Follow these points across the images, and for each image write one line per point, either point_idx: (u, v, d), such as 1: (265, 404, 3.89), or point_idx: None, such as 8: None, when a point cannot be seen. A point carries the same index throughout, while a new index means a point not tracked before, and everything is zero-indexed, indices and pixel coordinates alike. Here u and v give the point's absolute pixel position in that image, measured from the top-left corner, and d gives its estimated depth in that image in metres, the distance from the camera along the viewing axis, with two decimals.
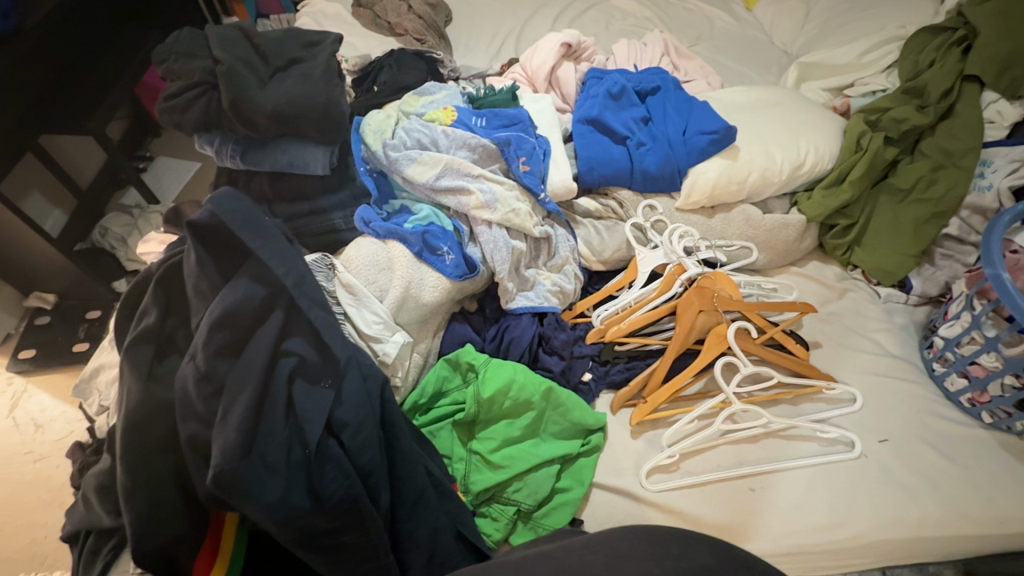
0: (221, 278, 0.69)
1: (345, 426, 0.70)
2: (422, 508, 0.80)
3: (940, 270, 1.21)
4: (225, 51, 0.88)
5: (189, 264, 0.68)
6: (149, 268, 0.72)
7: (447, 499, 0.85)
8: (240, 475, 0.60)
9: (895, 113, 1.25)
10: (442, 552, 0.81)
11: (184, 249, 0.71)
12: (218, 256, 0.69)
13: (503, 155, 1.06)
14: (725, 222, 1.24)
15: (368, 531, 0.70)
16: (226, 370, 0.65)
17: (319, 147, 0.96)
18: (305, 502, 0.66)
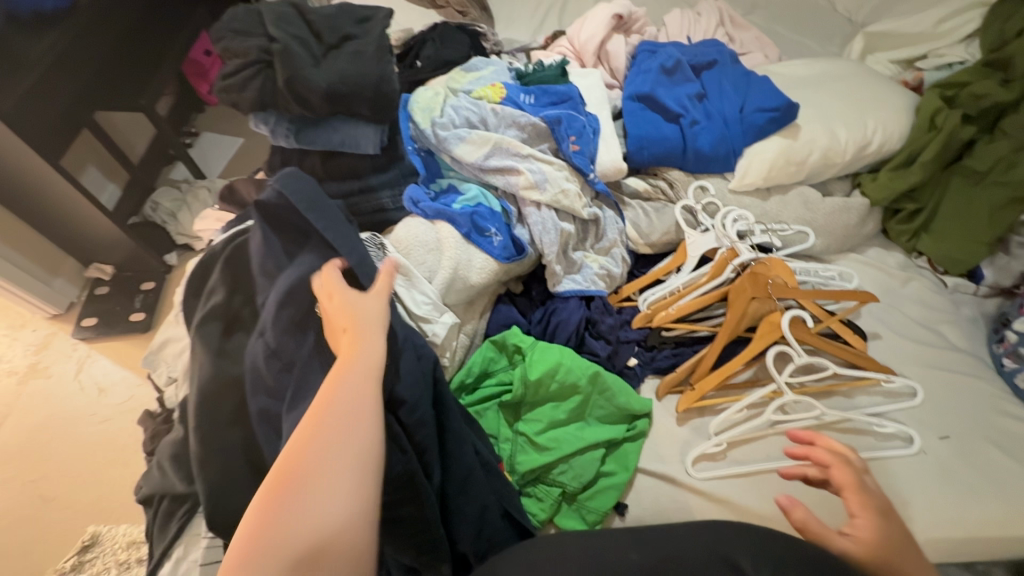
0: (284, 256, 0.72)
1: (406, 404, 0.73)
2: (473, 486, 0.82)
3: (1016, 260, 1.13)
4: (280, 29, 0.88)
5: (254, 245, 0.72)
6: (215, 246, 0.75)
7: (494, 479, 0.87)
8: None
9: (974, 88, 1.17)
10: (489, 528, 0.82)
11: (249, 230, 0.74)
12: (283, 235, 0.73)
13: (553, 134, 1.04)
14: (781, 205, 1.18)
15: (422, 506, 0.72)
16: (293, 348, 0.66)
17: (371, 126, 0.96)
18: None
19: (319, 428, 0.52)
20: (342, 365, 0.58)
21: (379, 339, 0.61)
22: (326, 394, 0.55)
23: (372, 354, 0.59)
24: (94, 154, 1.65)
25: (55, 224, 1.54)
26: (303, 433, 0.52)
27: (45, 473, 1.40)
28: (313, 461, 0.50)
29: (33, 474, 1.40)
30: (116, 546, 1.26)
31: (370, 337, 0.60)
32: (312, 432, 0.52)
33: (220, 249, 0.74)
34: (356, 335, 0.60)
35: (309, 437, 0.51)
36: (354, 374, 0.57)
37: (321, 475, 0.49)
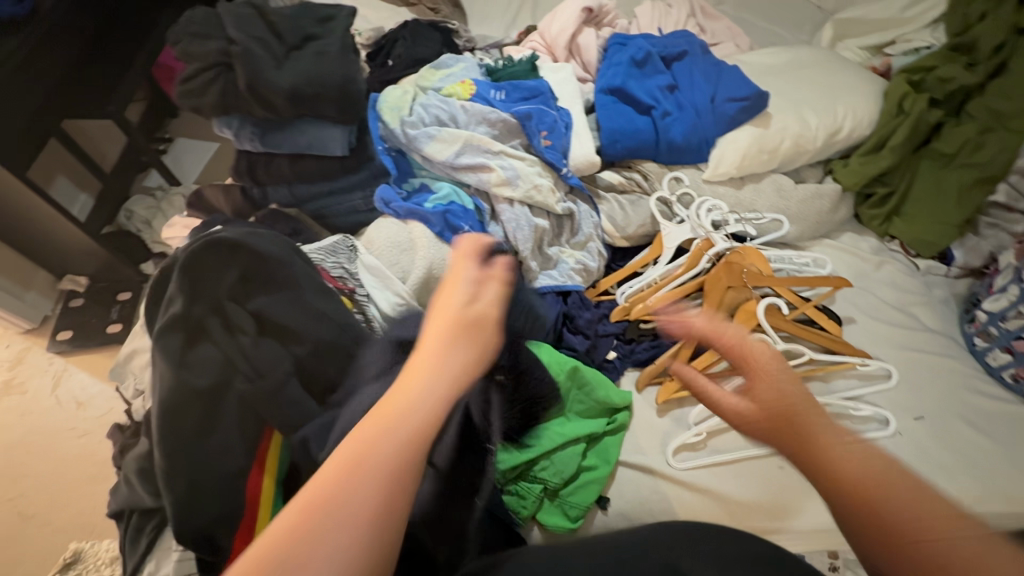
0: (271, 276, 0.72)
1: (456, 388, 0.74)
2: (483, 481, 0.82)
3: (984, 241, 1.16)
4: (240, 31, 0.86)
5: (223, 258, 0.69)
6: (177, 252, 0.71)
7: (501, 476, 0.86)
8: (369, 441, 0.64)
9: (941, 71, 1.20)
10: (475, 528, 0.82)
11: (212, 237, 0.69)
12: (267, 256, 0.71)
13: (524, 129, 1.03)
14: (755, 193, 1.18)
15: None
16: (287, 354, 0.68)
17: (338, 126, 0.95)
18: None
19: (318, 536, 0.41)
20: (383, 443, 0.45)
21: (435, 415, 0.49)
22: (348, 480, 0.43)
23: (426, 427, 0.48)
24: (63, 163, 1.61)
25: (23, 237, 1.50)
26: (302, 527, 0.41)
27: (24, 491, 1.37)
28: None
29: (11, 493, 1.37)
30: (99, 562, 1.23)
31: (417, 407, 0.48)
32: (310, 539, 0.40)
33: (183, 254, 0.67)
34: (415, 403, 0.48)
35: (305, 541, 0.40)
36: (387, 468, 0.45)
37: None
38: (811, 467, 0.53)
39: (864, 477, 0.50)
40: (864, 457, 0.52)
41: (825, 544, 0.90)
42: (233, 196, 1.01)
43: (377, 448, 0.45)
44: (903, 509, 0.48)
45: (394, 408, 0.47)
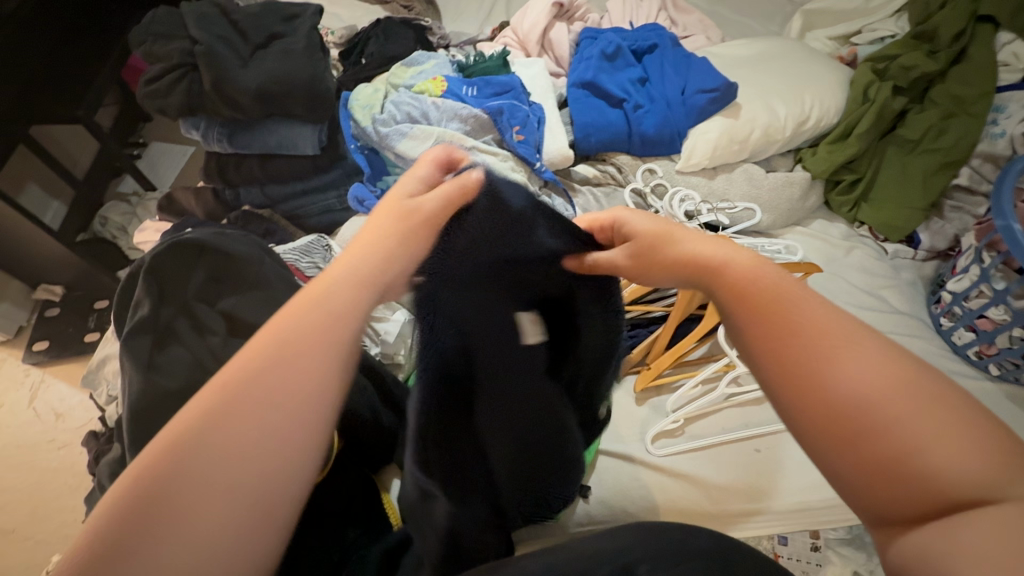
0: (244, 283, 0.72)
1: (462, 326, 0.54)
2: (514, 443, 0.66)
3: (949, 224, 1.19)
4: (203, 30, 0.85)
5: (192, 261, 0.69)
6: (141, 256, 0.70)
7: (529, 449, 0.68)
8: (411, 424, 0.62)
9: (904, 60, 1.23)
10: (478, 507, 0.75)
11: (179, 240, 0.68)
12: (239, 266, 0.71)
13: (496, 125, 1.03)
14: (727, 183, 1.21)
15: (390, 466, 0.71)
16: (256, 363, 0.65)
17: (307, 126, 0.94)
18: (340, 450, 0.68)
19: (232, 406, 0.40)
20: (297, 318, 0.44)
21: (360, 290, 0.47)
22: (262, 356, 0.42)
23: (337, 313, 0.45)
24: (34, 171, 1.58)
25: None
26: (215, 404, 0.40)
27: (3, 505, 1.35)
28: (219, 444, 0.39)
29: None
30: None
31: (335, 287, 0.46)
32: (225, 409, 0.40)
33: (148, 257, 0.67)
34: (340, 286, 0.47)
35: (218, 411, 0.40)
36: (305, 343, 0.43)
37: (219, 466, 0.38)
38: (791, 350, 0.43)
39: (813, 337, 0.42)
40: (814, 319, 0.44)
41: (801, 522, 0.93)
42: (205, 198, 1.00)
43: (291, 323, 0.44)
44: (850, 369, 0.40)
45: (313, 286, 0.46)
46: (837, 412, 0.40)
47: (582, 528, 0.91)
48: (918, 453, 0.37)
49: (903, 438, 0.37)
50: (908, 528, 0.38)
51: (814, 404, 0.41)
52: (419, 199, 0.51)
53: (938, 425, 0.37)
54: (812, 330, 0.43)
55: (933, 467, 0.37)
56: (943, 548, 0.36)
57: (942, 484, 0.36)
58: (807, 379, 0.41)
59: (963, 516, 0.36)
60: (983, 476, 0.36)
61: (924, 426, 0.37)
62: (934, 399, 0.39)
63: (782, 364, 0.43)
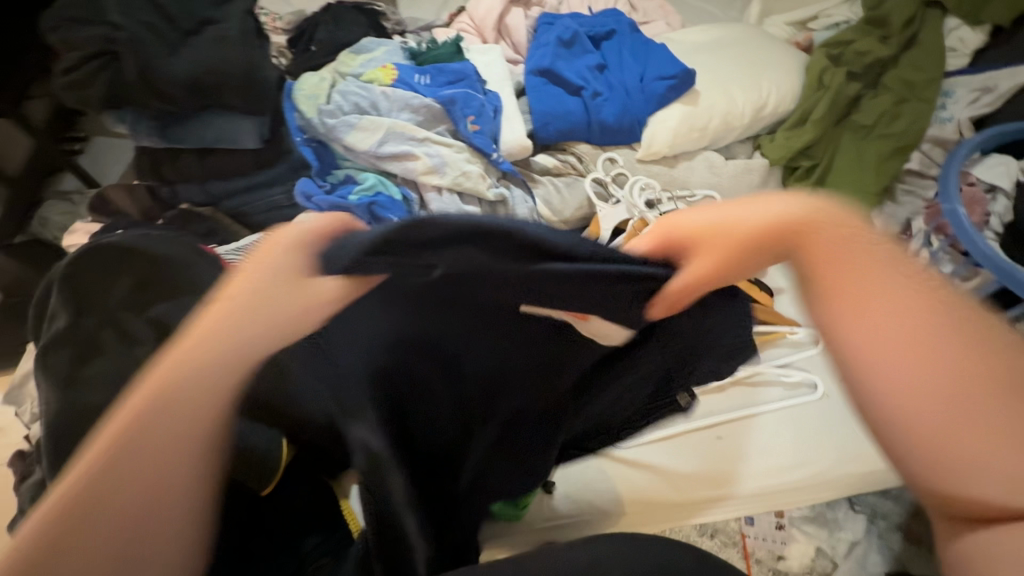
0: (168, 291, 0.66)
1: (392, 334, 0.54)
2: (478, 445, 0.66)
3: (901, 208, 1.22)
4: (124, 15, 0.77)
5: (101, 266, 0.65)
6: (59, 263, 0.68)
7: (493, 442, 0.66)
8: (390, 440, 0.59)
9: (857, 46, 1.25)
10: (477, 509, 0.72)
11: (98, 243, 0.66)
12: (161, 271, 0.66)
13: (449, 115, 1.00)
14: (688, 170, 1.20)
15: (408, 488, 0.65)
16: None
17: (246, 119, 0.88)
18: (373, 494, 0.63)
19: (130, 452, 0.40)
20: (194, 363, 0.41)
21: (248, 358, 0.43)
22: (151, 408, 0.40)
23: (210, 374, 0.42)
24: None
25: None
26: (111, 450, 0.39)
27: None
28: (119, 492, 0.39)
29: None
30: None
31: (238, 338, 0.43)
32: (123, 453, 0.39)
33: (60, 266, 0.65)
34: (256, 316, 0.43)
35: (115, 458, 0.39)
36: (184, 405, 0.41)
37: (125, 502, 0.39)
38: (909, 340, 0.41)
39: (914, 339, 0.41)
40: (908, 343, 0.41)
41: (766, 505, 0.94)
42: (139, 197, 0.93)
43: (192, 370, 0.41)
44: (918, 396, 0.41)
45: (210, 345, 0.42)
46: (917, 435, 0.41)
47: (548, 523, 0.91)
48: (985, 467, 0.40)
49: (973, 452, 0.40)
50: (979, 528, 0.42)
51: (872, 424, 0.43)
52: (312, 245, 0.45)
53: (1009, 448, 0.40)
54: (898, 346, 0.41)
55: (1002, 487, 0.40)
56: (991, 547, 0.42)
57: (981, 493, 0.40)
58: (872, 403, 0.42)
59: (1005, 527, 0.41)
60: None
61: (996, 445, 0.40)
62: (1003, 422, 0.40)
63: (873, 365, 0.42)
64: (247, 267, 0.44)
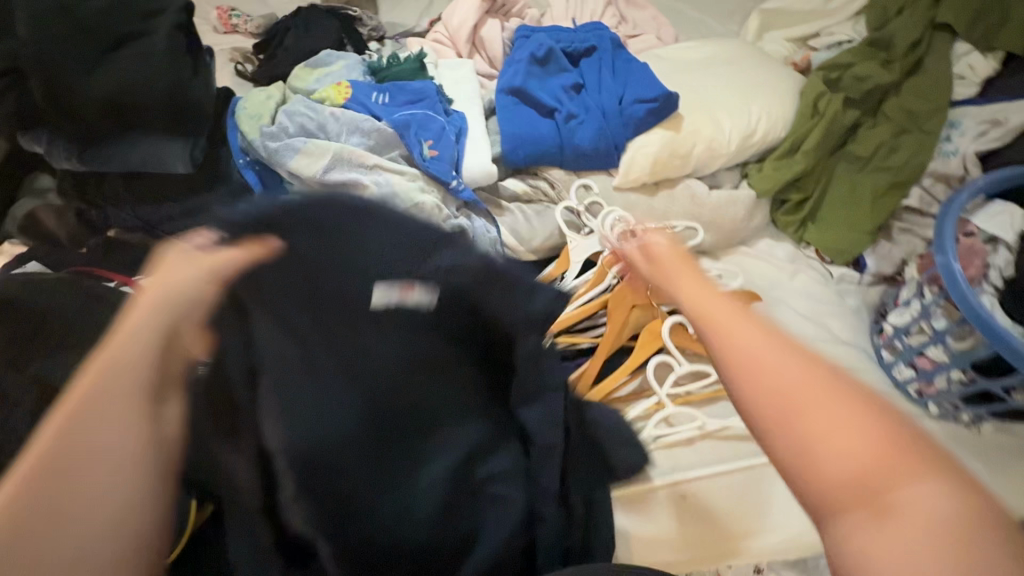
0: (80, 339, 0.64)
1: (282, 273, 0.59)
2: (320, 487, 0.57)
3: (897, 247, 1.11)
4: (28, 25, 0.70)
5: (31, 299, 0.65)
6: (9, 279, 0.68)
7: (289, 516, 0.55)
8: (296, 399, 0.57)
9: (857, 70, 1.17)
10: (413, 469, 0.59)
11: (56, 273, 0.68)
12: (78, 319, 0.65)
13: (403, 140, 0.94)
14: (669, 201, 1.11)
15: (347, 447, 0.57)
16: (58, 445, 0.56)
17: (177, 142, 0.80)
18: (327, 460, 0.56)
19: (28, 512, 0.38)
20: (119, 365, 0.45)
21: (164, 331, 0.48)
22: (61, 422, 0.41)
23: (129, 367, 0.45)
24: None
25: None
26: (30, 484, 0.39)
27: None
28: (39, 511, 0.38)
29: None
30: None
31: (125, 342, 0.46)
32: (42, 471, 0.40)
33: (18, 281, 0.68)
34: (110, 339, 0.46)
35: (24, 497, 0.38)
36: (111, 400, 0.43)
37: (60, 538, 0.38)
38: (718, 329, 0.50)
39: (736, 340, 0.48)
40: (748, 340, 0.48)
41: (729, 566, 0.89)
42: (65, 220, 0.86)
43: (105, 365, 0.45)
44: (762, 374, 0.46)
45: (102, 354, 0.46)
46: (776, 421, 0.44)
47: None
48: (829, 449, 0.42)
49: (824, 441, 0.42)
50: (836, 515, 0.41)
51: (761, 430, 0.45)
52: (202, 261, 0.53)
53: (842, 428, 0.42)
54: (745, 359, 0.47)
55: (848, 473, 0.41)
56: (862, 539, 0.40)
57: (843, 478, 0.42)
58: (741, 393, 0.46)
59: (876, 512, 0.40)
60: (868, 470, 0.41)
61: (841, 432, 0.42)
62: (859, 403, 0.44)
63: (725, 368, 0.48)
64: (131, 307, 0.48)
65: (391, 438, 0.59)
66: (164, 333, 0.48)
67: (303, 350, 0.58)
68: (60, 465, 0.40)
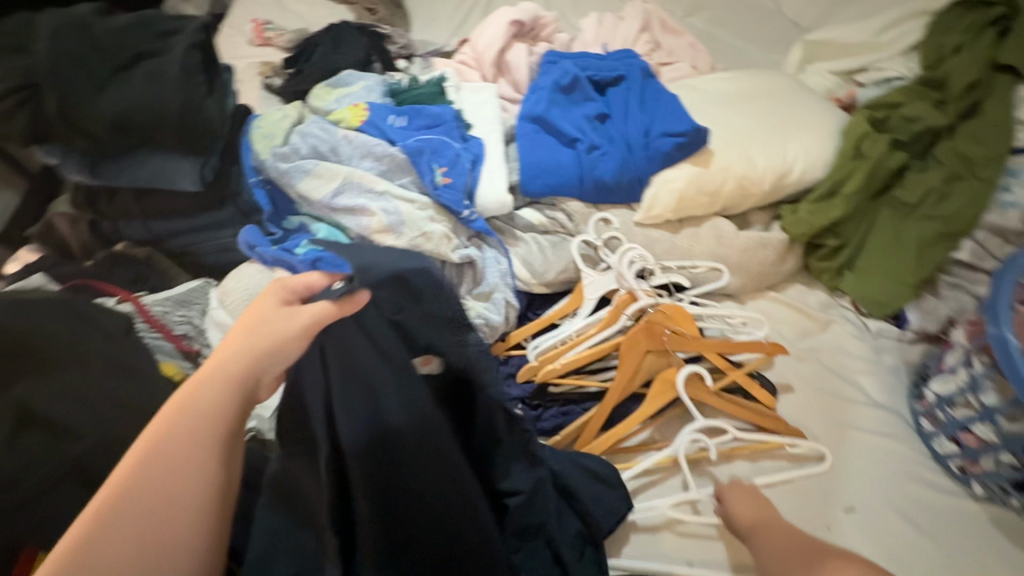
0: (65, 357, 0.62)
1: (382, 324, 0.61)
2: (409, 491, 0.63)
3: (943, 303, 1.02)
4: (49, 43, 0.70)
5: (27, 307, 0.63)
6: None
7: (383, 514, 0.62)
8: (373, 438, 0.60)
9: (907, 110, 1.09)
10: (449, 501, 0.65)
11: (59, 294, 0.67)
12: (73, 340, 0.64)
13: (415, 166, 0.91)
14: (693, 239, 1.05)
15: (395, 478, 0.62)
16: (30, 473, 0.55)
17: (188, 159, 0.82)
18: (375, 494, 0.61)
19: (89, 558, 0.39)
20: (206, 405, 0.45)
21: (244, 378, 0.48)
22: (140, 462, 0.42)
23: (210, 404, 0.46)
24: None
25: None
26: (91, 526, 0.40)
27: None
28: (107, 547, 0.40)
29: None
30: None
31: (206, 382, 0.46)
32: (116, 509, 0.41)
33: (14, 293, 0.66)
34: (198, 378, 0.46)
35: (90, 538, 0.39)
36: (183, 443, 0.44)
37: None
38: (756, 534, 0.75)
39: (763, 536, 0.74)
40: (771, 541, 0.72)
41: None
42: (80, 229, 0.88)
43: (188, 404, 0.45)
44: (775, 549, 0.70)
45: (184, 386, 0.46)
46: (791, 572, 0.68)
47: None
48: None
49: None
50: None
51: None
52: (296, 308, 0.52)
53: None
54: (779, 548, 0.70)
55: None
56: None
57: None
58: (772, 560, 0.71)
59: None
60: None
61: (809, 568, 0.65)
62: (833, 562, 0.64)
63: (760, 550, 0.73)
64: (226, 343, 0.49)
65: (431, 472, 0.64)
66: (249, 378, 0.48)
67: (371, 391, 0.60)
68: (132, 510, 0.41)
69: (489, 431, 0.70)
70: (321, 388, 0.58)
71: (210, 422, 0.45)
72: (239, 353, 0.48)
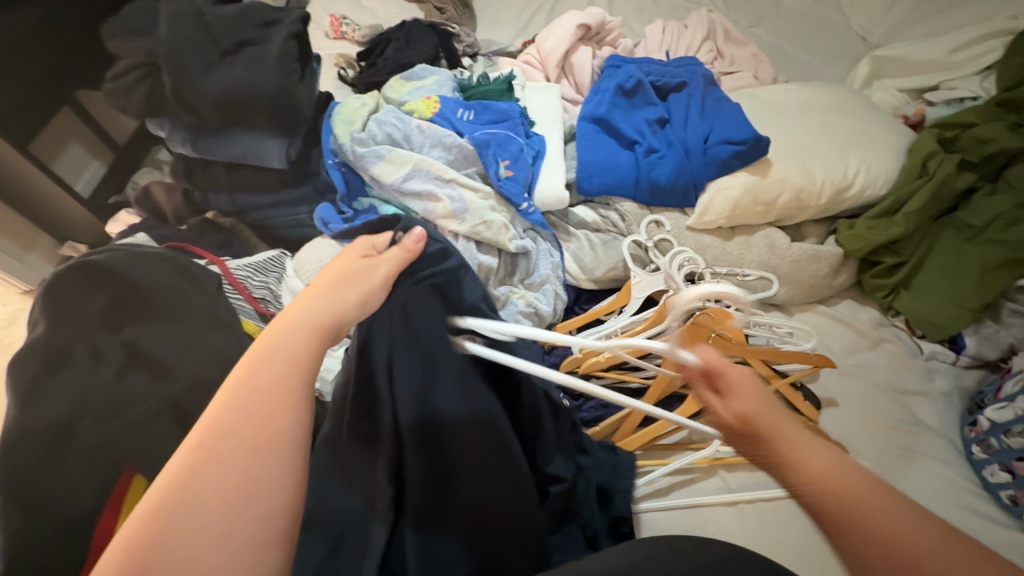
0: (167, 306, 0.69)
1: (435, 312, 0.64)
2: (457, 469, 0.67)
3: (1005, 330, 0.99)
4: (169, 28, 0.78)
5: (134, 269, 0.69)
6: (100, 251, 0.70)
7: (428, 488, 0.66)
8: (427, 417, 0.64)
9: (980, 131, 1.06)
10: (491, 487, 0.69)
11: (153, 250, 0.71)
12: (169, 296, 0.70)
13: (480, 158, 0.96)
14: (744, 247, 1.06)
15: (446, 457, 0.66)
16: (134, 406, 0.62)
17: (277, 139, 0.90)
18: (424, 468, 0.65)
19: (185, 494, 0.39)
20: (286, 350, 0.46)
21: (327, 329, 0.50)
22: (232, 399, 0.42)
23: (292, 349, 0.47)
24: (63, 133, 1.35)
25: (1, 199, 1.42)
26: (191, 461, 0.40)
27: None
28: (206, 481, 0.39)
29: None
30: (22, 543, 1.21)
31: (290, 328, 0.48)
32: (211, 447, 0.41)
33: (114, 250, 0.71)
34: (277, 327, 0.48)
35: (191, 470, 0.39)
36: (272, 385, 0.44)
37: (215, 518, 0.39)
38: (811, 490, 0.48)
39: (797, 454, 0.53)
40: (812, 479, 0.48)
41: None
42: (174, 197, 0.96)
43: (273, 349, 0.46)
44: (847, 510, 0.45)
45: (269, 333, 0.48)
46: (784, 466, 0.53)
47: None
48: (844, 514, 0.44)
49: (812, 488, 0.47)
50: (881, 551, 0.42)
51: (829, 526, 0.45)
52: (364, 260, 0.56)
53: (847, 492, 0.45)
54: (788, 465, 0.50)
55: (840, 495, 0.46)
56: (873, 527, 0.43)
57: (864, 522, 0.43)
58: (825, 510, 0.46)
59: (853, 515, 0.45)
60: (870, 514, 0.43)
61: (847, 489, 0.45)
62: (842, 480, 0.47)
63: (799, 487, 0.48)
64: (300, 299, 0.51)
65: (480, 459, 0.67)
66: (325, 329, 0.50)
67: (427, 374, 0.64)
68: (228, 447, 0.41)
69: (532, 419, 0.73)
70: (383, 364, 0.62)
71: (293, 366, 0.46)
72: (315, 305, 0.50)
